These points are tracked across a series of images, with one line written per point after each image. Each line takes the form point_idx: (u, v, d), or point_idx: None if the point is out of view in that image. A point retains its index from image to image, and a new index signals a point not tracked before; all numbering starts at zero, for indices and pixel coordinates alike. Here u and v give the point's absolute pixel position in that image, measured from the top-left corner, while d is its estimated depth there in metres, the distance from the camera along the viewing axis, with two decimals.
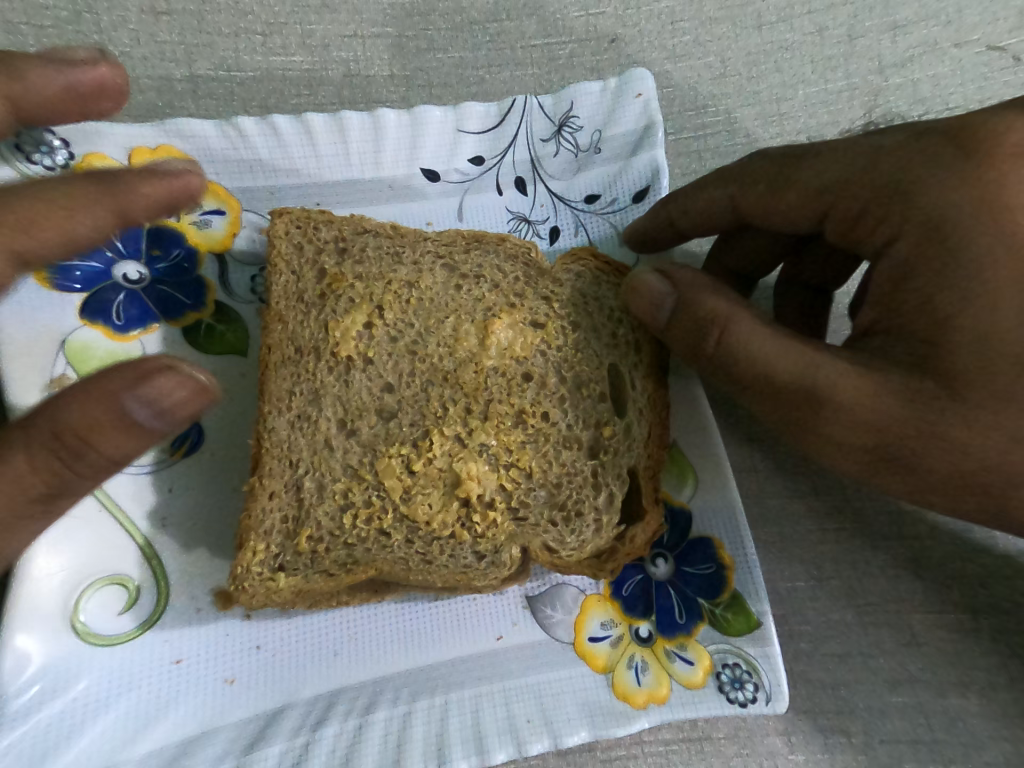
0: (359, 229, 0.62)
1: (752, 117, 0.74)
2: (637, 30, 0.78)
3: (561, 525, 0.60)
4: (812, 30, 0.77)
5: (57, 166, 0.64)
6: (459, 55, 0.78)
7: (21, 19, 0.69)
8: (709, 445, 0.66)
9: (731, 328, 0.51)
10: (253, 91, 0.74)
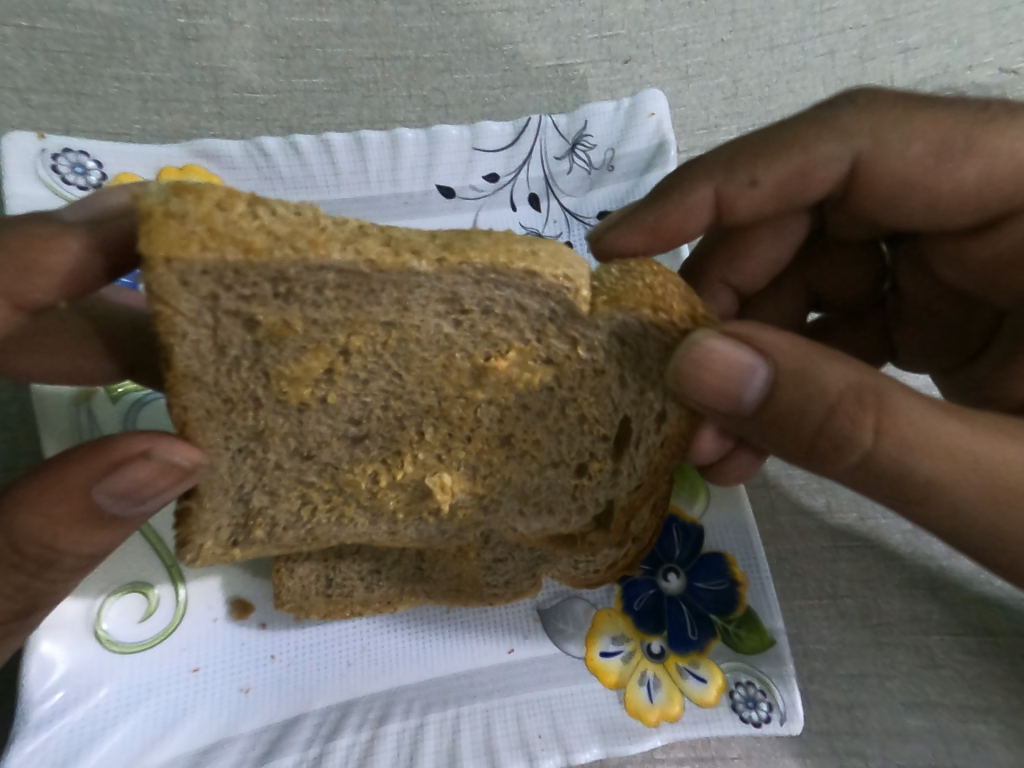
0: (291, 267, 0.39)
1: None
2: (650, 51, 0.79)
3: (528, 515, 0.59)
4: (824, 52, 0.78)
5: (90, 184, 0.64)
6: (476, 76, 0.80)
7: (62, 48, 0.71)
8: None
9: (890, 408, 0.41)
10: (276, 112, 0.76)
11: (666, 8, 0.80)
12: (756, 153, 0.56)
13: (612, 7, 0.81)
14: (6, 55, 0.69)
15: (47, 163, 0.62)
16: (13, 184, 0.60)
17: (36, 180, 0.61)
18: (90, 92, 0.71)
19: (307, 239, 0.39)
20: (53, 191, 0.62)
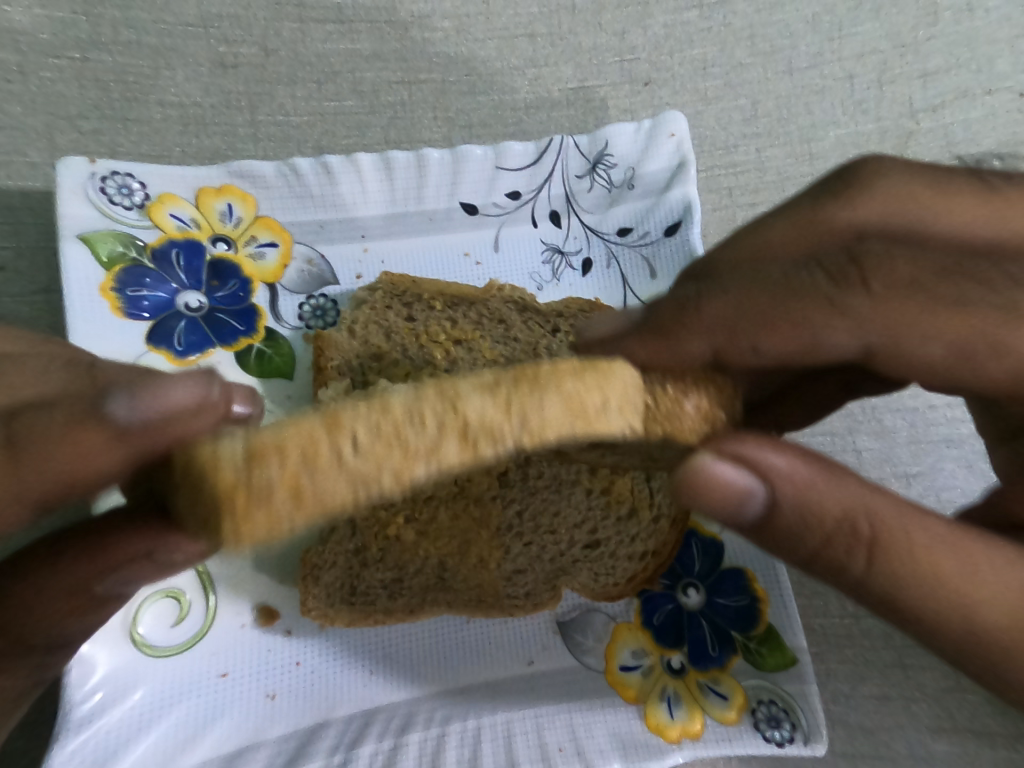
0: (356, 484, 0.35)
1: (783, 156, 0.76)
2: (670, 74, 0.81)
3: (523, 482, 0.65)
4: (842, 75, 0.79)
5: (135, 205, 0.70)
6: (499, 98, 0.83)
7: (111, 77, 0.74)
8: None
9: (889, 546, 0.37)
10: (307, 134, 0.80)
11: (687, 31, 0.81)
12: (755, 320, 0.43)
13: (634, 30, 0.82)
14: (55, 82, 0.72)
15: (96, 186, 0.68)
16: (66, 204, 0.66)
17: (88, 201, 0.67)
18: (135, 118, 0.74)
19: (395, 467, 0.35)
20: (102, 212, 0.68)
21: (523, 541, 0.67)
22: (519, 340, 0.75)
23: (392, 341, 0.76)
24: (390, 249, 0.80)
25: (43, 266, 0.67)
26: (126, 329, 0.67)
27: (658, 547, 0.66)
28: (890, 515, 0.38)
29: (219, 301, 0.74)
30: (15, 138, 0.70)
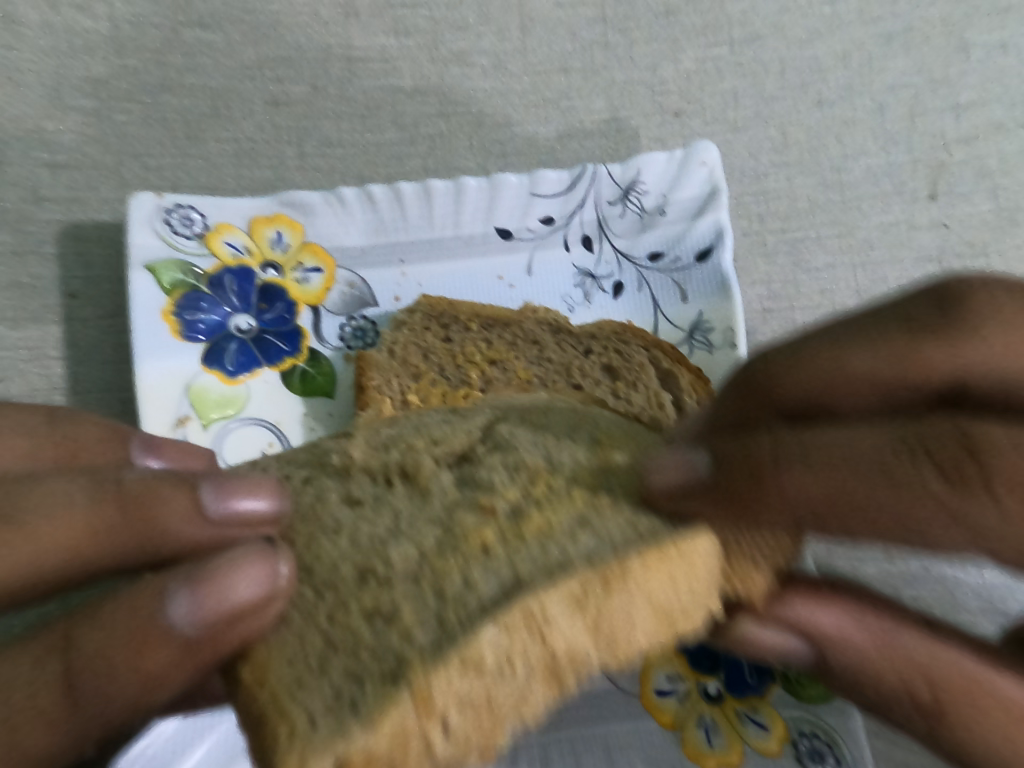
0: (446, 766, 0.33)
1: (810, 187, 0.78)
2: (701, 105, 0.83)
3: None
4: (873, 107, 0.81)
5: (195, 235, 0.75)
6: (534, 129, 0.86)
7: (174, 117, 0.79)
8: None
9: (948, 721, 0.43)
10: (350, 163, 0.84)
11: (718, 65, 0.84)
12: (840, 505, 0.35)
13: (665, 65, 0.85)
14: (127, 124, 0.78)
15: (162, 218, 0.74)
16: (135, 237, 0.72)
17: (154, 233, 0.73)
18: (195, 153, 0.79)
19: (484, 740, 0.34)
20: (166, 242, 0.73)
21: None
22: (553, 362, 0.78)
23: (431, 361, 0.79)
24: (427, 272, 0.83)
25: (113, 293, 0.73)
26: (183, 350, 0.72)
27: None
28: (951, 677, 0.43)
29: (267, 324, 0.78)
30: (89, 175, 0.75)
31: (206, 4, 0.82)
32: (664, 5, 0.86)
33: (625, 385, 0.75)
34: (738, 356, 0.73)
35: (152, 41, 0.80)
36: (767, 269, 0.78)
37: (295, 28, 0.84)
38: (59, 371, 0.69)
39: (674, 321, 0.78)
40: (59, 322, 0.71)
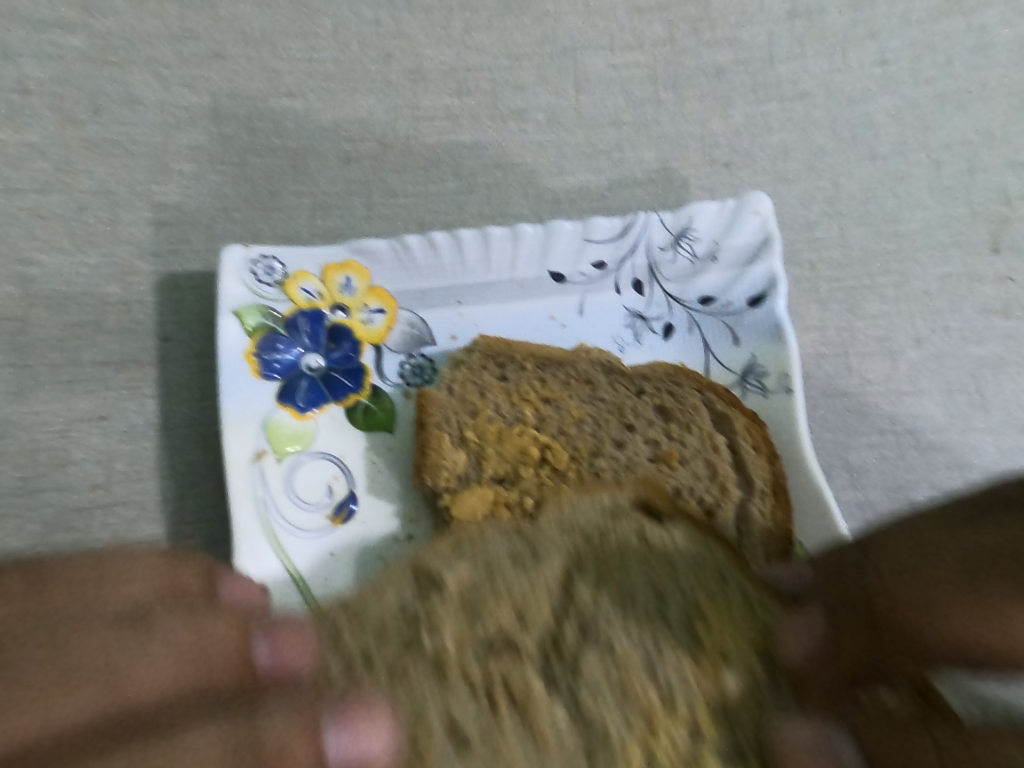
0: None
1: (868, 235, 0.81)
2: (751, 157, 0.87)
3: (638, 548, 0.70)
4: (930, 163, 0.84)
5: (275, 281, 0.82)
6: (585, 178, 0.90)
7: (259, 176, 0.87)
8: (827, 520, 0.69)
9: None
10: (412, 212, 0.89)
11: (769, 121, 0.87)
12: None
13: (715, 120, 0.89)
14: (220, 184, 0.86)
15: (248, 268, 0.81)
16: (224, 285, 0.79)
17: (241, 281, 0.80)
18: (276, 207, 0.87)
19: None
20: (251, 290, 0.81)
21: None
22: (606, 401, 0.80)
23: (487, 398, 0.81)
24: (483, 313, 0.86)
25: (201, 335, 0.82)
26: (261, 387, 0.79)
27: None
28: None
29: (334, 362, 0.83)
30: (185, 231, 0.85)
31: (291, 74, 0.90)
32: (715, 64, 0.90)
33: (678, 426, 0.77)
34: (793, 400, 0.74)
35: (244, 110, 0.89)
36: (821, 315, 0.80)
37: (368, 92, 0.91)
38: (153, 408, 0.79)
39: (725, 364, 0.80)
40: (154, 362, 0.80)
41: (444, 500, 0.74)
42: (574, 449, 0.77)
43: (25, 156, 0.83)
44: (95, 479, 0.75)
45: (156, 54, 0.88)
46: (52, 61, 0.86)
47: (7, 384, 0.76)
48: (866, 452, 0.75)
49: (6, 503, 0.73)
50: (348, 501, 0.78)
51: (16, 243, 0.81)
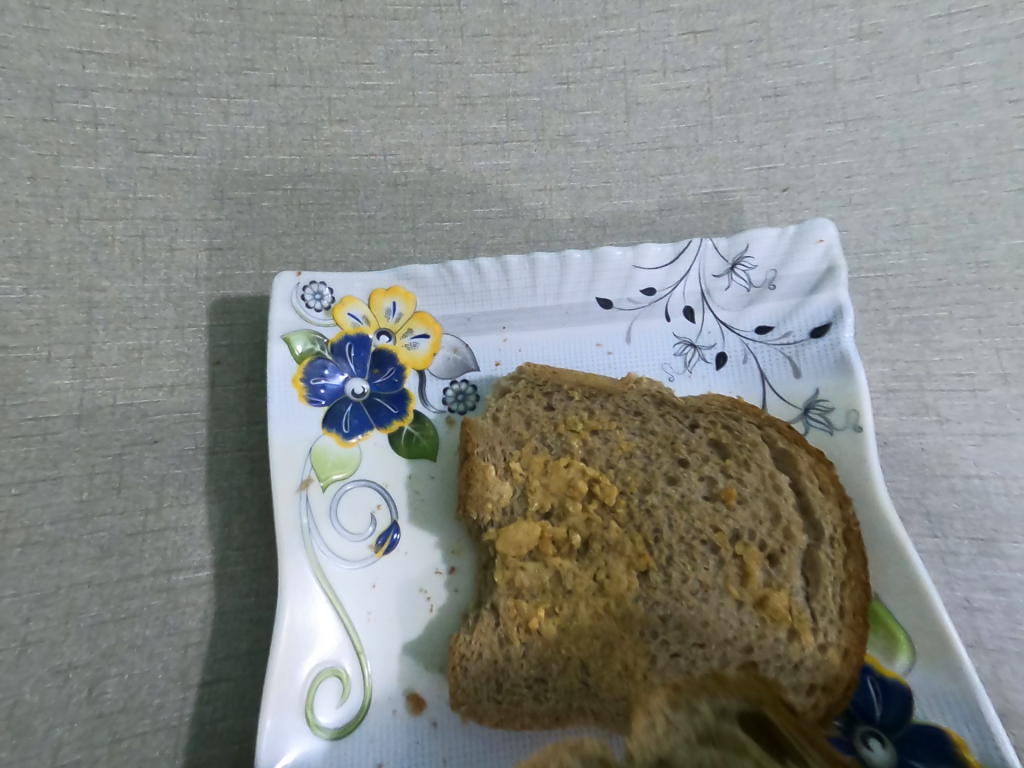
0: None
1: (943, 263, 0.78)
2: (810, 182, 0.84)
3: (688, 602, 0.67)
4: (1014, 188, 0.81)
5: (323, 307, 0.82)
6: (633, 202, 0.88)
7: (310, 202, 0.88)
8: (907, 570, 0.64)
9: None
10: (458, 236, 0.88)
11: (830, 144, 0.85)
12: None
13: (772, 143, 0.86)
14: (272, 210, 0.88)
15: (298, 294, 0.82)
16: (275, 311, 0.80)
17: (291, 307, 0.81)
18: (325, 233, 0.87)
19: None
20: (300, 315, 0.81)
21: (670, 651, 0.66)
22: (656, 433, 0.76)
23: (533, 428, 0.77)
24: (529, 339, 0.84)
25: (249, 359, 0.83)
26: (308, 413, 0.79)
27: (828, 679, 0.63)
28: None
29: (378, 388, 0.82)
30: (239, 256, 0.86)
31: (344, 102, 0.91)
32: (773, 87, 0.88)
33: (735, 463, 0.73)
34: (864, 438, 0.70)
35: (298, 137, 0.90)
36: (890, 346, 0.77)
37: (418, 118, 0.91)
38: (204, 433, 0.79)
39: (784, 396, 0.77)
40: (205, 386, 0.81)
41: (490, 535, 0.72)
42: (623, 484, 0.73)
43: (91, 184, 0.85)
44: (148, 504, 0.75)
45: (216, 85, 0.90)
46: (120, 93, 0.89)
47: (66, 407, 0.77)
48: (948, 496, 0.70)
49: (61, 528, 0.73)
50: (390, 531, 0.76)
51: (80, 268, 0.83)
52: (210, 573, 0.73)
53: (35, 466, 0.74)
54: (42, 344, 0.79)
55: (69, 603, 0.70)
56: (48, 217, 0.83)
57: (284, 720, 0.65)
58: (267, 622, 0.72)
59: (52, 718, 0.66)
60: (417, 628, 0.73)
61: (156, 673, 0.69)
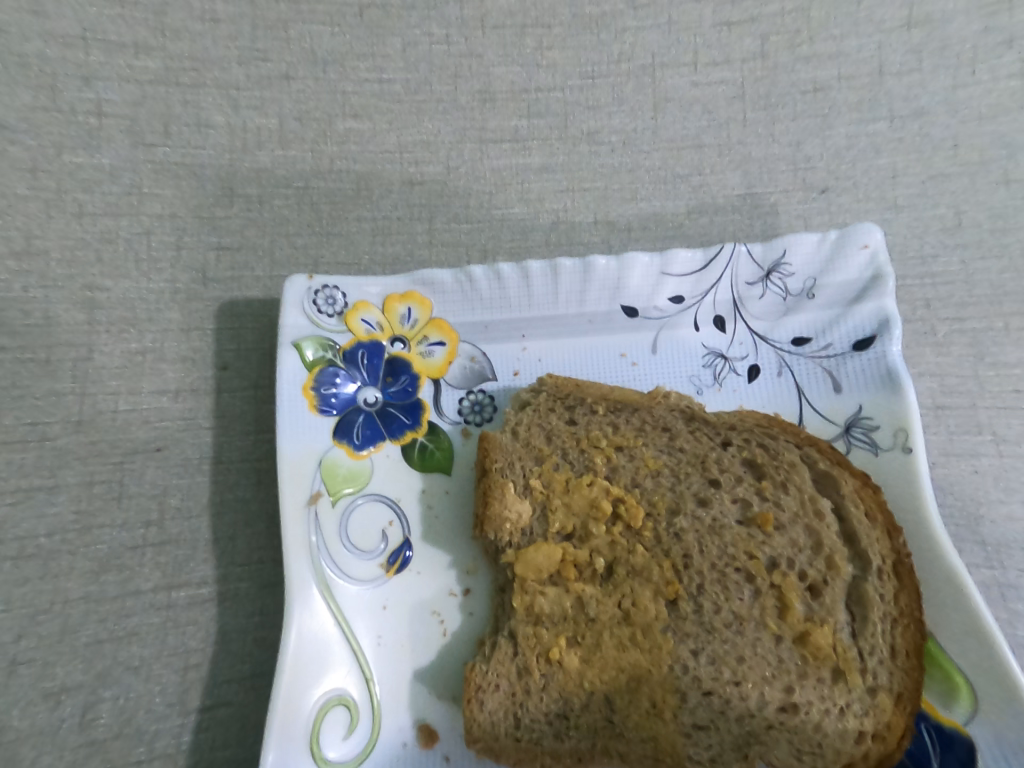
0: None
1: (997, 270, 0.73)
2: (851, 182, 0.79)
3: (721, 634, 0.62)
4: None
5: (335, 313, 0.78)
6: (661, 204, 0.83)
7: (322, 200, 0.84)
8: (965, 606, 0.60)
9: None
10: (476, 239, 0.84)
11: (875, 141, 0.80)
12: None
13: (811, 141, 0.81)
14: (282, 208, 0.84)
15: (310, 299, 0.78)
16: (285, 316, 0.76)
17: (302, 312, 0.77)
18: (338, 233, 0.84)
19: None
20: (311, 320, 0.77)
21: (702, 689, 0.61)
22: (686, 451, 0.71)
23: (554, 444, 0.73)
24: (550, 348, 0.79)
25: (257, 365, 0.79)
26: (317, 423, 0.75)
27: (878, 725, 0.59)
28: None
29: (391, 397, 0.78)
30: (247, 256, 0.82)
31: (358, 96, 0.87)
32: (813, 81, 0.82)
33: (772, 484, 0.68)
34: (913, 460, 0.65)
35: (310, 132, 0.86)
36: (939, 359, 0.72)
37: (435, 114, 0.87)
38: (209, 441, 0.75)
39: (824, 413, 0.72)
40: (210, 392, 0.77)
41: (508, 557, 0.67)
42: (650, 505, 0.68)
43: (94, 178, 0.82)
44: (148, 516, 0.72)
45: (226, 77, 0.87)
46: (126, 83, 0.85)
47: (64, 411, 0.74)
48: (1004, 524, 0.66)
49: (57, 540, 0.69)
50: (402, 550, 0.72)
51: (81, 266, 0.79)
52: (212, 590, 0.70)
53: (31, 474, 0.71)
54: (40, 345, 0.76)
55: (63, 620, 0.67)
56: (48, 211, 0.80)
57: (287, 752, 0.62)
58: (271, 644, 0.69)
59: (44, 742, 0.63)
60: (429, 653, 0.69)
61: (152, 697, 0.66)
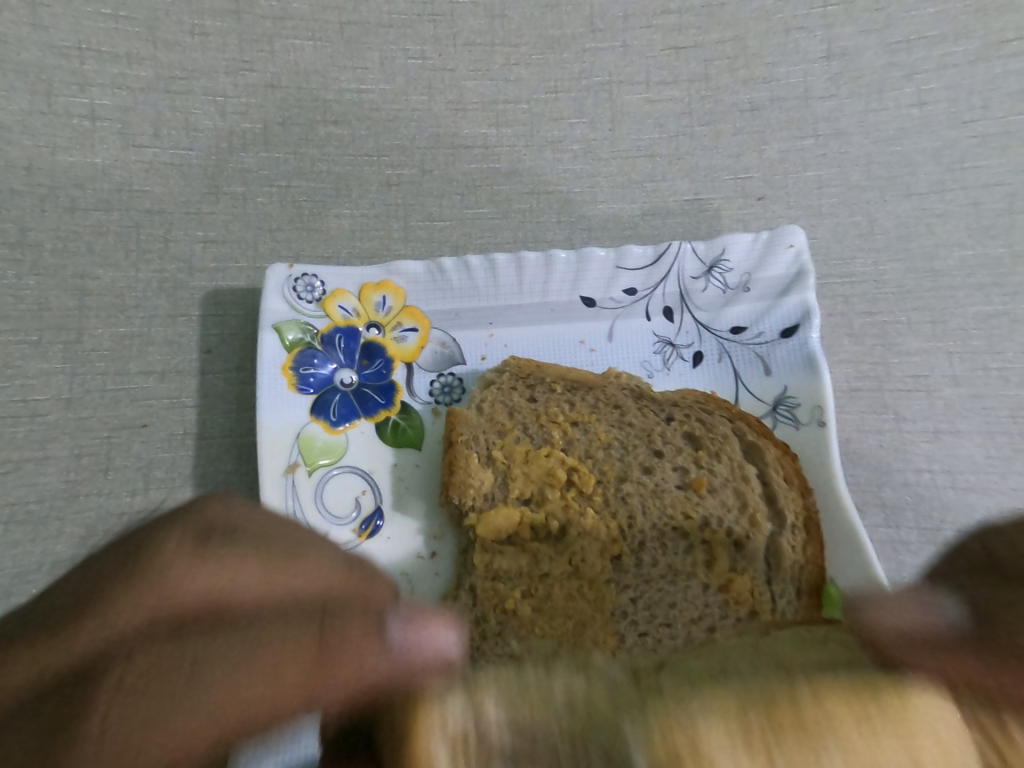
0: None
1: (903, 272, 0.83)
2: (784, 190, 0.89)
3: (654, 584, 0.71)
4: (967, 202, 0.85)
5: (315, 300, 0.85)
6: (618, 206, 0.92)
7: (306, 198, 0.91)
8: (861, 558, 0.67)
9: None
10: (448, 235, 0.92)
11: (802, 156, 0.90)
12: None
13: (748, 154, 0.91)
14: (266, 205, 0.91)
15: (291, 287, 0.85)
16: (268, 303, 0.83)
17: (283, 299, 0.84)
18: (318, 229, 0.91)
19: None
20: (292, 306, 0.84)
21: (638, 631, 0.69)
22: (634, 426, 0.79)
23: (515, 419, 0.80)
24: (514, 335, 0.87)
25: (240, 349, 0.85)
26: (297, 400, 0.81)
27: None
28: None
29: (366, 378, 0.85)
30: (232, 249, 0.89)
31: (339, 104, 0.95)
32: (750, 101, 0.93)
33: (707, 454, 0.76)
34: (827, 433, 0.74)
35: (293, 136, 0.93)
36: (854, 348, 0.81)
37: (410, 122, 0.95)
38: (192, 418, 0.81)
39: (756, 394, 0.80)
40: (195, 374, 0.83)
41: (470, 519, 0.74)
42: (601, 474, 0.76)
43: (87, 176, 0.88)
44: (134, 485, 0.77)
45: (214, 85, 0.94)
46: (119, 89, 0.92)
47: (55, 390, 0.79)
48: (905, 489, 0.74)
49: (47, 507, 0.75)
50: (373, 516, 0.79)
51: (74, 257, 0.85)
52: None
53: (23, 446, 0.77)
54: (33, 329, 0.81)
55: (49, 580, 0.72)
56: (44, 206, 0.86)
57: None
58: None
59: None
60: None
61: None
